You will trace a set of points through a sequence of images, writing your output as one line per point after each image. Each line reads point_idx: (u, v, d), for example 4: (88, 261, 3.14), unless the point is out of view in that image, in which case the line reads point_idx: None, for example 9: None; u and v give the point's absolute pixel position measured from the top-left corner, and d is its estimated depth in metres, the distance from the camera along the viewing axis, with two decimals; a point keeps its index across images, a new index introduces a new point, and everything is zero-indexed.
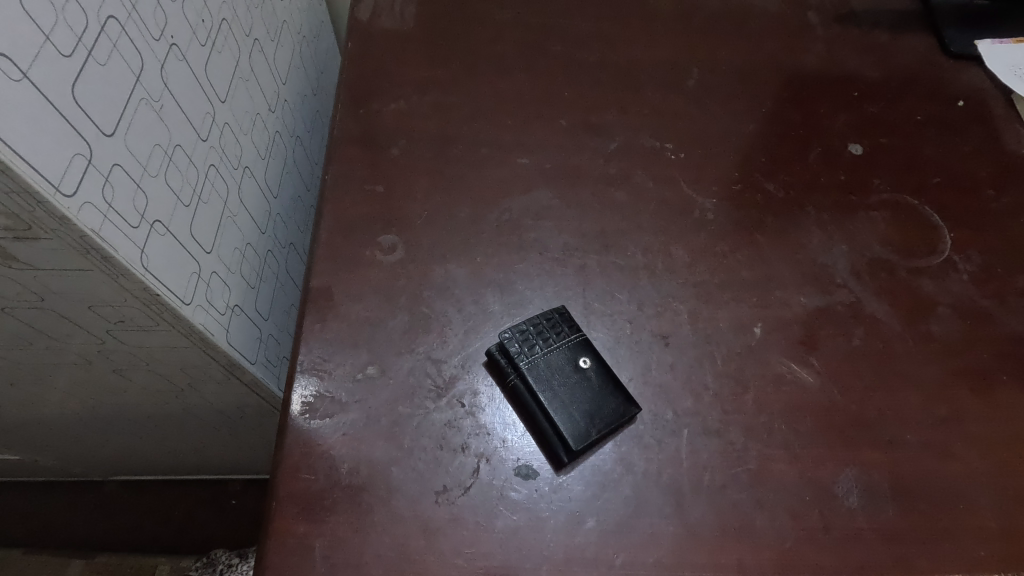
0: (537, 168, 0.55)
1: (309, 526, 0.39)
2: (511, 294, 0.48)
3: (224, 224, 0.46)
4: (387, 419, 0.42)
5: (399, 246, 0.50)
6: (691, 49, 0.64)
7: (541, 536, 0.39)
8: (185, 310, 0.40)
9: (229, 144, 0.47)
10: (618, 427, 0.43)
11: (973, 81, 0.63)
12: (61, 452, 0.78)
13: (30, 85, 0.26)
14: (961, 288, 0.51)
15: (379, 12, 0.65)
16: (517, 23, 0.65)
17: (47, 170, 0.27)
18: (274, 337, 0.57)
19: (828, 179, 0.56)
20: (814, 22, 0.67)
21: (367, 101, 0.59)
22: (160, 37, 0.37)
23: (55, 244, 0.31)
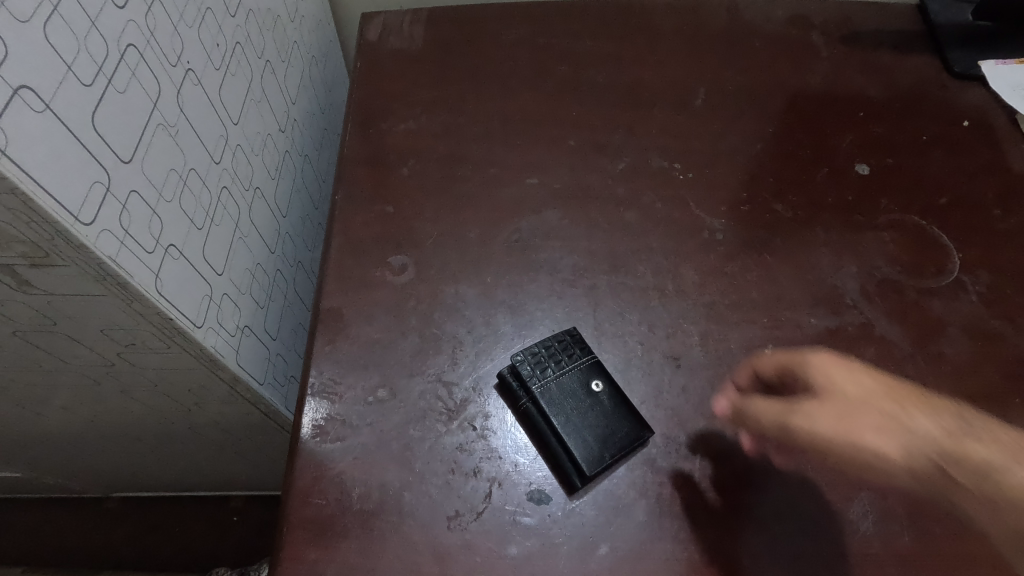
0: (546, 188, 0.55)
1: (321, 552, 0.38)
2: (522, 315, 0.48)
3: (235, 246, 0.46)
4: (398, 442, 0.42)
5: (409, 267, 0.50)
6: (697, 69, 0.65)
7: (554, 562, 0.39)
8: (196, 333, 0.40)
9: (241, 166, 0.47)
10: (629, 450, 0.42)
11: (977, 100, 0.64)
12: (64, 470, 0.78)
13: (53, 116, 0.26)
14: (971, 308, 0.51)
15: (387, 32, 0.66)
16: (524, 43, 0.66)
17: (66, 198, 0.27)
18: (282, 357, 0.57)
19: (836, 199, 0.56)
20: (818, 42, 0.68)
21: (375, 121, 0.59)
22: (176, 63, 0.37)
23: (71, 270, 0.31)
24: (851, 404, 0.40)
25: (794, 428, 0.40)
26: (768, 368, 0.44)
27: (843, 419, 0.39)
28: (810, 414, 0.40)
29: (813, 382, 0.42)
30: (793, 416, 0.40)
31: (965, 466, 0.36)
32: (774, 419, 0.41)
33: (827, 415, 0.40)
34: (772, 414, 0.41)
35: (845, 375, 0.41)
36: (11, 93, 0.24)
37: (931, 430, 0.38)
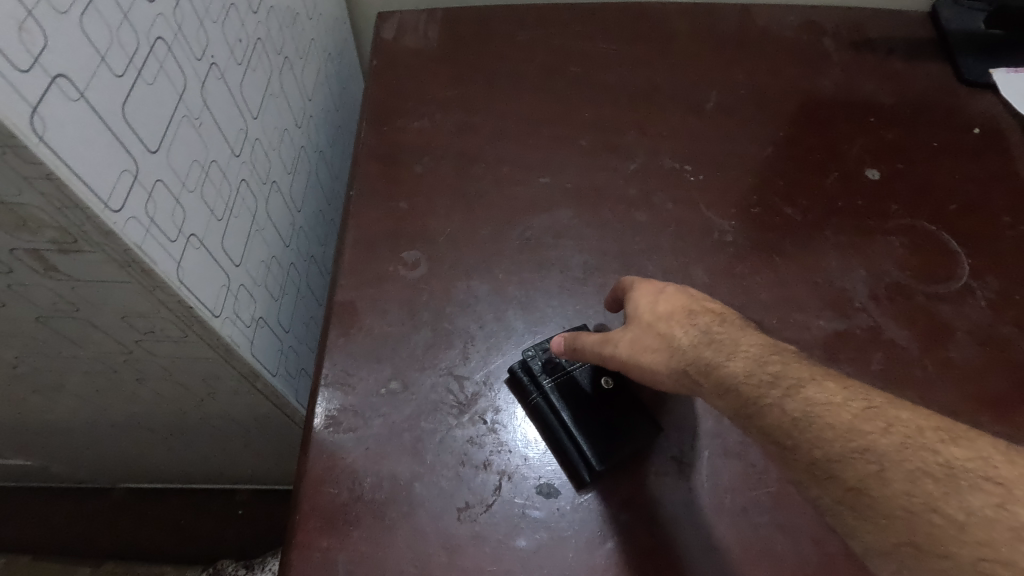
0: (557, 187, 0.56)
1: (333, 540, 0.39)
2: (533, 311, 0.49)
3: (252, 238, 0.46)
4: (410, 434, 0.43)
5: (422, 262, 0.51)
6: (709, 73, 0.65)
7: (562, 555, 0.39)
8: (214, 322, 0.41)
9: (259, 160, 0.48)
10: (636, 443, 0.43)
11: (988, 108, 0.64)
12: (75, 459, 0.78)
13: (87, 105, 0.27)
14: (979, 314, 0.51)
15: (403, 32, 0.67)
16: (537, 44, 0.67)
17: (97, 185, 0.28)
18: (294, 350, 0.58)
19: (846, 203, 0.57)
20: (830, 48, 0.68)
21: (390, 118, 0.60)
22: (201, 57, 0.38)
23: (98, 256, 0.31)
24: (708, 338, 0.39)
25: (646, 359, 0.40)
26: (641, 298, 0.43)
27: (640, 344, 0.41)
28: (661, 344, 0.40)
29: (673, 313, 0.41)
30: (654, 345, 0.40)
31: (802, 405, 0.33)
32: (632, 345, 0.41)
33: (681, 348, 0.39)
34: (631, 342, 0.41)
35: (693, 317, 0.40)
36: (49, 82, 0.25)
37: (804, 370, 0.34)
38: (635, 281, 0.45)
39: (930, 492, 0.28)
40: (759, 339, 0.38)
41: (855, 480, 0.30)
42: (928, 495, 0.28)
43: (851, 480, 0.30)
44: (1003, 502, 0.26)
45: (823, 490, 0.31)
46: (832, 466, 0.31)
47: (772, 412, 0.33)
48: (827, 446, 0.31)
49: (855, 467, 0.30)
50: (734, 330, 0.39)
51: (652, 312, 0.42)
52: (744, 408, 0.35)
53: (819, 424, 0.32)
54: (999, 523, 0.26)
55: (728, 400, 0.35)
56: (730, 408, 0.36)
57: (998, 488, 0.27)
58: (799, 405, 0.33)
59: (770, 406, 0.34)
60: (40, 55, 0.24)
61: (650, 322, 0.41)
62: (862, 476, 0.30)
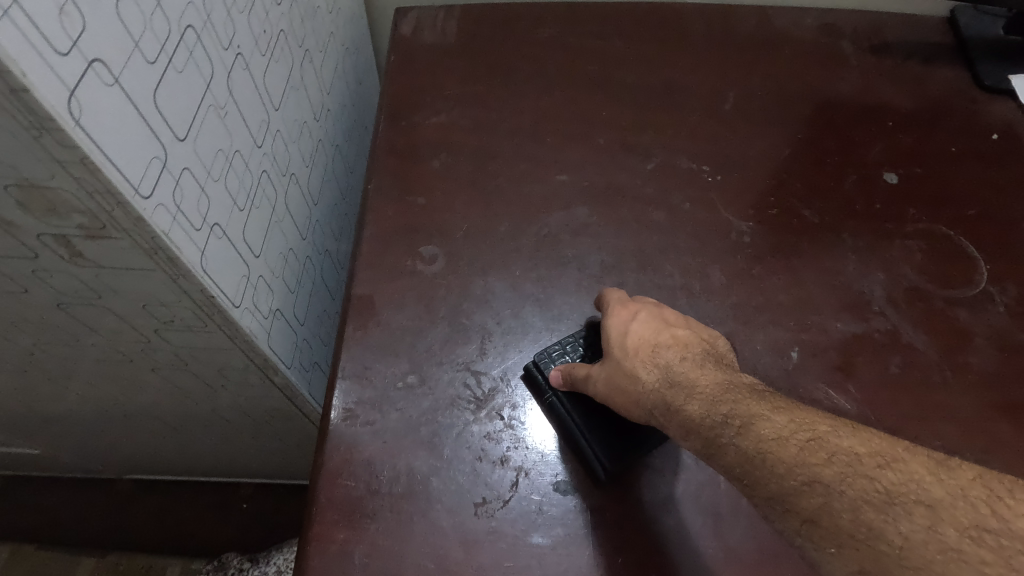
0: (574, 185, 0.56)
1: (349, 533, 0.39)
2: (550, 309, 0.49)
3: (271, 229, 0.47)
4: (427, 428, 0.43)
5: (439, 257, 0.51)
6: (727, 74, 0.65)
7: (579, 552, 0.39)
8: (234, 312, 0.40)
9: (280, 151, 0.48)
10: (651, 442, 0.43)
11: (1007, 114, 0.64)
12: (85, 448, 0.79)
13: (120, 90, 0.27)
14: (997, 319, 0.51)
15: (421, 27, 0.67)
16: (555, 41, 0.67)
17: (128, 171, 0.28)
18: (307, 344, 0.58)
19: (864, 207, 0.56)
20: (848, 51, 0.68)
21: (407, 113, 0.60)
22: (228, 47, 0.38)
23: (125, 242, 0.31)
24: (673, 375, 0.38)
25: (617, 397, 0.40)
26: (617, 332, 0.43)
27: (616, 376, 0.40)
28: (627, 385, 0.39)
29: (642, 348, 0.41)
30: (624, 384, 0.40)
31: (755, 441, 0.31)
32: (604, 384, 0.40)
33: (647, 388, 0.38)
34: (603, 382, 0.41)
35: (661, 354, 0.40)
36: (86, 66, 0.25)
37: (755, 407, 0.33)
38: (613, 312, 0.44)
39: (870, 520, 0.26)
40: (721, 377, 0.37)
41: (808, 513, 0.28)
42: (870, 525, 0.26)
43: (803, 513, 0.28)
44: (932, 525, 0.24)
45: (785, 525, 0.29)
46: (786, 499, 0.29)
47: (727, 453, 0.32)
48: (777, 481, 0.29)
49: (804, 500, 0.28)
50: (698, 368, 0.38)
51: (621, 350, 0.41)
52: (707, 449, 0.33)
53: (770, 459, 0.30)
54: (932, 545, 0.24)
55: (693, 441, 0.35)
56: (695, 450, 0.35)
57: (925, 511, 0.25)
58: (752, 443, 0.31)
59: (725, 447, 0.32)
60: (78, 39, 0.24)
61: (620, 359, 0.41)
62: (812, 509, 0.28)
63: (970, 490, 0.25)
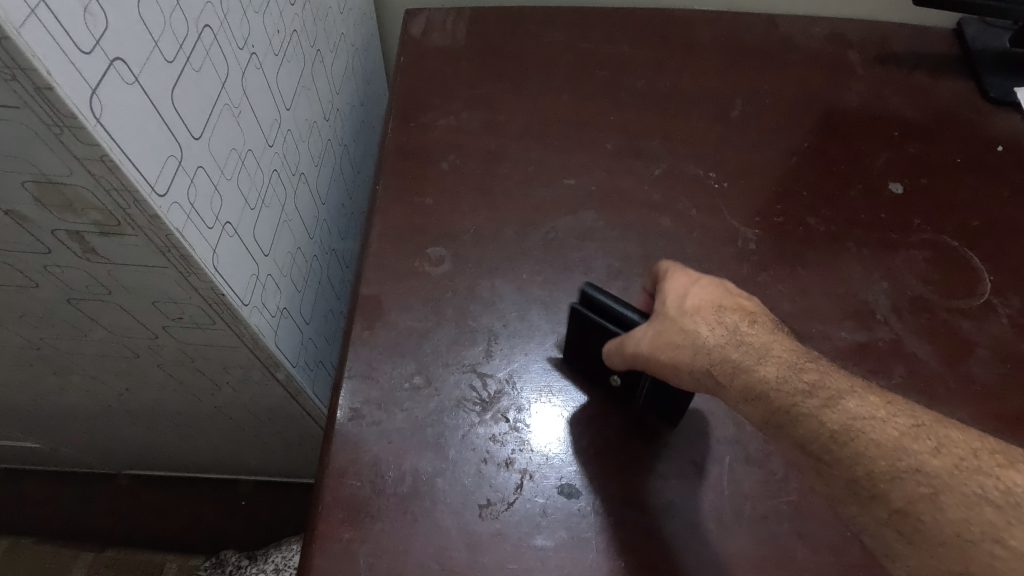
0: (582, 189, 0.56)
1: (354, 532, 0.39)
2: (556, 312, 0.49)
3: (280, 228, 0.47)
4: (433, 429, 0.43)
5: (447, 259, 0.51)
6: (735, 81, 0.65)
7: (583, 556, 0.39)
8: (243, 310, 0.41)
9: (290, 150, 0.48)
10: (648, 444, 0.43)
11: (1012, 126, 0.64)
12: (84, 443, 0.78)
13: (140, 89, 0.27)
14: (1001, 330, 0.51)
15: (431, 29, 0.67)
16: (564, 46, 0.67)
17: (146, 169, 0.28)
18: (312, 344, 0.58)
19: (870, 217, 0.57)
20: (855, 60, 0.68)
21: (417, 115, 0.60)
22: (243, 47, 0.38)
23: (138, 239, 0.32)
24: (739, 336, 0.39)
25: (669, 357, 0.39)
26: (669, 295, 0.42)
27: (668, 338, 0.40)
28: (684, 345, 0.39)
29: (704, 309, 0.41)
30: (676, 341, 0.39)
31: (838, 415, 0.34)
32: (652, 341, 0.40)
33: (707, 348, 0.39)
34: (651, 336, 0.40)
35: (725, 317, 0.40)
36: (107, 65, 0.25)
37: (841, 382, 0.35)
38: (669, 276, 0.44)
39: (992, 521, 0.29)
40: (792, 346, 0.38)
41: (902, 503, 0.31)
42: (989, 524, 0.29)
43: (896, 503, 0.31)
44: None
45: (867, 511, 0.32)
46: (877, 487, 0.32)
47: (809, 423, 0.34)
48: (870, 464, 0.32)
49: (904, 490, 0.31)
50: (767, 334, 0.39)
51: (677, 312, 0.41)
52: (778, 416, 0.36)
53: (863, 440, 0.33)
54: None
55: (759, 406, 0.36)
56: (761, 413, 0.36)
57: None
58: (839, 418, 0.34)
59: (803, 415, 0.35)
60: (101, 38, 0.25)
61: (676, 321, 0.40)
62: (907, 501, 0.31)
63: None
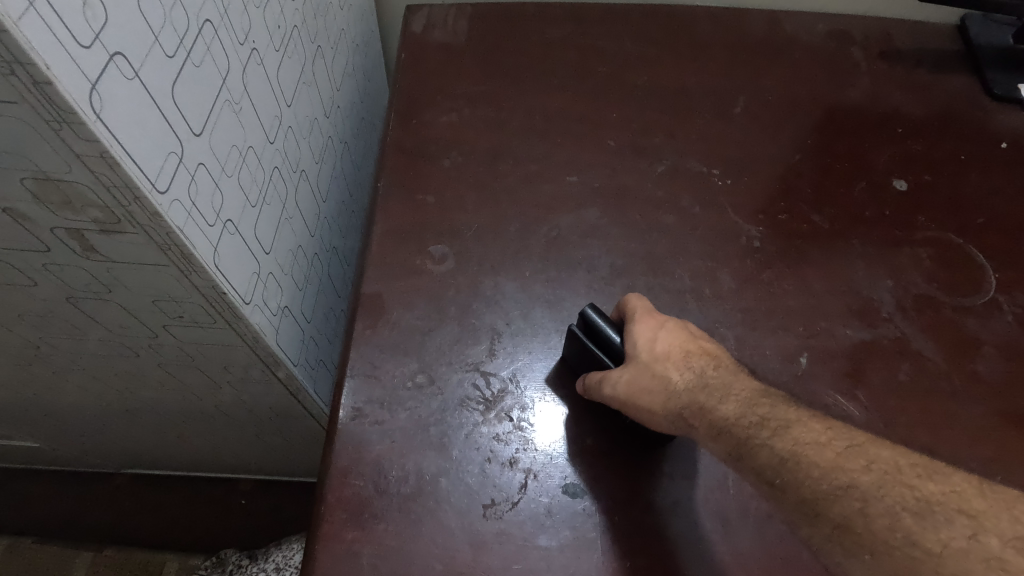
0: (585, 186, 0.56)
1: (357, 532, 0.38)
2: (559, 310, 0.49)
3: (282, 226, 0.46)
4: (436, 428, 0.42)
5: (449, 257, 0.50)
6: (738, 78, 0.65)
7: (588, 556, 0.39)
8: (244, 309, 0.40)
9: (291, 148, 0.48)
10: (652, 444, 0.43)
11: (1016, 122, 0.64)
12: (83, 442, 0.78)
13: (141, 84, 0.27)
14: (1006, 328, 0.51)
15: (432, 26, 0.66)
16: (566, 42, 0.66)
17: (146, 166, 0.28)
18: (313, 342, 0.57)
19: (874, 214, 0.56)
20: (858, 57, 0.68)
21: (418, 112, 0.59)
22: (244, 42, 0.37)
23: (139, 237, 0.31)
24: (705, 381, 0.39)
25: (643, 402, 0.40)
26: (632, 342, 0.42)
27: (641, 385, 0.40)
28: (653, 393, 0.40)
29: (673, 354, 0.41)
30: (647, 386, 0.40)
31: (785, 441, 0.34)
32: (627, 387, 0.40)
33: (678, 391, 0.39)
34: (626, 383, 0.41)
35: (692, 361, 0.41)
36: (107, 59, 0.25)
37: (793, 414, 0.36)
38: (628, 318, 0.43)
39: (911, 527, 0.28)
40: (753, 384, 0.39)
41: (841, 519, 0.30)
42: (908, 530, 0.28)
43: (835, 518, 0.30)
44: (975, 534, 0.27)
45: (815, 530, 0.31)
46: (818, 504, 0.31)
47: (761, 452, 0.34)
48: (810, 484, 0.32)
49: (839, 505, 0.30)
50: (732, 376, 0.40)
51: (651, 356, 0.41)
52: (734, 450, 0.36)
53: (805, 462, 0.32)
54: (976, 555, 0.27)
55: (722, 443, 0.37)
56: (721, 451, 0.37)
57: (969, 521, 0.28)
58: (786, 444, 0.34)
59: (755, 448, 0.35)
60: (101, 31, 0.24)
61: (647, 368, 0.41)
62: (844, 514, 0.30)
63: (1013, 504, 0.28)
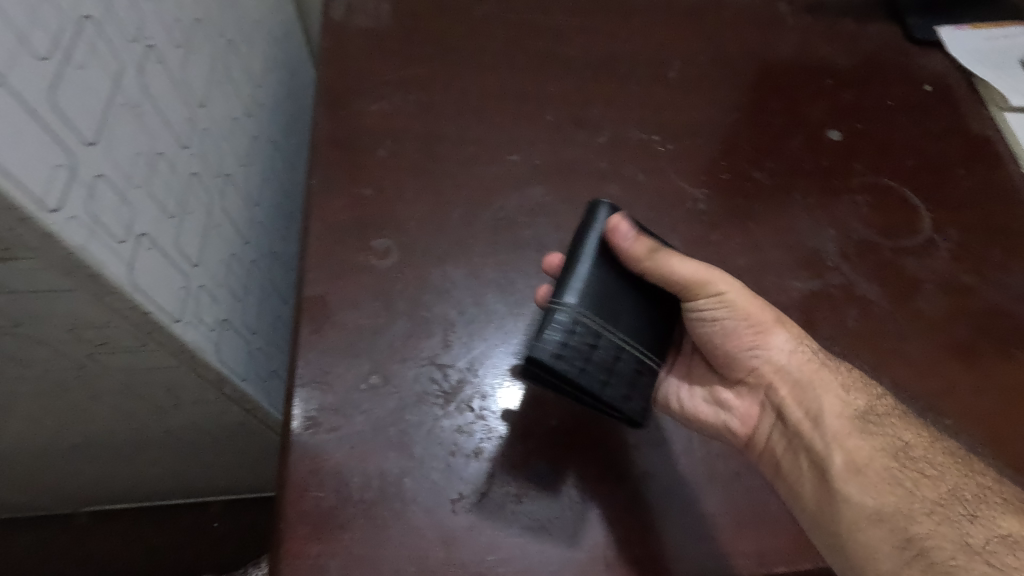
0: (527, 164, 0.54)
1: (322, 545, 0.37)
2: (512, 293, 0.47)
3: (208, 236, 0.44)
4: (395, 428, 0.41)
5: (393, 250, 0.49)
6: (671, 41, 0.64)
7: (562, 537, 0.38)
8: (175, 328, 0.38)
9: (210, 151, 0.45)
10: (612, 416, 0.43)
11: (938, 64, 0.65)
12: (28, 487, 0.73)
13: (8, 92, 0.24)
14: (943, 264, 0.52)
15: (352, 9, 0.63)
16: (495, 17, 0.64)
17: (29, 183, 0.25)
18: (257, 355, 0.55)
19: (812, 166, 0.57)
20: (785, 11, 0.68)
21: (347, 101, 0.57)
22: (136, 39, 0.34)
23: (36, 262, 0.28)
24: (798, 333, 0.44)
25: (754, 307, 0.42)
26: (664, 270, 0.40)
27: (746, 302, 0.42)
28: (762, 303, 0.42)
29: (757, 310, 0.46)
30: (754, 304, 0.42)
31: (920, 444, 0.38)
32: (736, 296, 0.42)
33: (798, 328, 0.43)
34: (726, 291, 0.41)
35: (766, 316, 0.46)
36: None
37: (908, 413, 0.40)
38: (647, 245, 0.39)
39: None
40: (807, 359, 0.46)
41: (977, 537, 0.33)
42: None
43: (975, 535, 0.33)
44: None
45: (927, 537, 0.34)
46: (951, 516, 0.34)
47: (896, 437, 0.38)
48: (946, 492, 0.35)
49: (976, 525, 0.34)
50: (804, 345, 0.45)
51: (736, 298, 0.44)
52: (863, 418, 0.39)
53: (943, 469, 0.36)
54: None
55: (847, 414, 0.39)
56: (839, 411, 0.39)
57: None
58: (920, 443, 0.38)
59: (896, 432, 0.38)
60: None
61: (742, 288, 0.41)
62: (982, 532, 0.34)
63: None
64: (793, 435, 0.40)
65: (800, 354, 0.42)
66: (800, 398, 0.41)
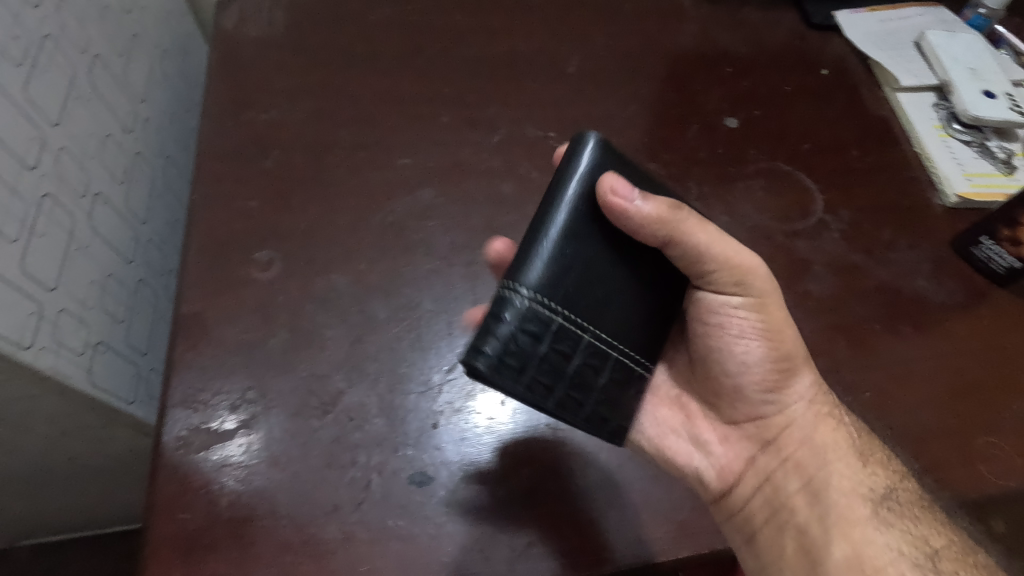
0: (419, 167, 0.54)
1: (186, 568, 0.36)
2: (398, 298, 0.47)
3: (71, 257, 0.43)
4: (268, 443, 0.40)
5: (277, 261, 0.48)
6: (571, 37, 0.64)
7: (440, 543, 0.38)
8: (21, 355, 0.37)
9: (70, 171, 0.44)
10: (498, 420, 0.42)
11: (835, 49, 0.67)
12: None
13: None
14: (834, 245, 0.53)
15: (245, 19, 0.62)
16: (391, 19, 0.63)
17: None
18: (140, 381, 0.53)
19: (708, 154, 0.58)
20: (686, 3, 0.69)
21: (235, 113, 0.56)
22: None
23: None
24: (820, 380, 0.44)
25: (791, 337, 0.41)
26: (689, 245, 0.36)
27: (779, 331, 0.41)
28: (798, 340, 0.41)
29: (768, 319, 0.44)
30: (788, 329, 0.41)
31: (939, 553, 0.36)
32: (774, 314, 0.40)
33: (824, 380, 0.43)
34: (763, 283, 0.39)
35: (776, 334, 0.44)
36: None
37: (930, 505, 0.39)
38: (663, 208, 0.35)
39: None
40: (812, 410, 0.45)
41: None
42: None
43: None
44: None
45: None
46: None
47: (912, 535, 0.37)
48: None
49: None
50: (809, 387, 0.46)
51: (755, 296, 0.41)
52: (879, 506, 0.38)
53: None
54: None
55: (860, 494, 0.39)
56: (853, 492, 0.39)
57: None
58: (946, 556, 0.36)
59: (919, 528, 0.37)
60: None
61: (777, 295, 0.40)
62: None
63: None
64: (779, 501, 0.41)
65: (819, 410, 0.42)
66: (810, 464, 0.41)
